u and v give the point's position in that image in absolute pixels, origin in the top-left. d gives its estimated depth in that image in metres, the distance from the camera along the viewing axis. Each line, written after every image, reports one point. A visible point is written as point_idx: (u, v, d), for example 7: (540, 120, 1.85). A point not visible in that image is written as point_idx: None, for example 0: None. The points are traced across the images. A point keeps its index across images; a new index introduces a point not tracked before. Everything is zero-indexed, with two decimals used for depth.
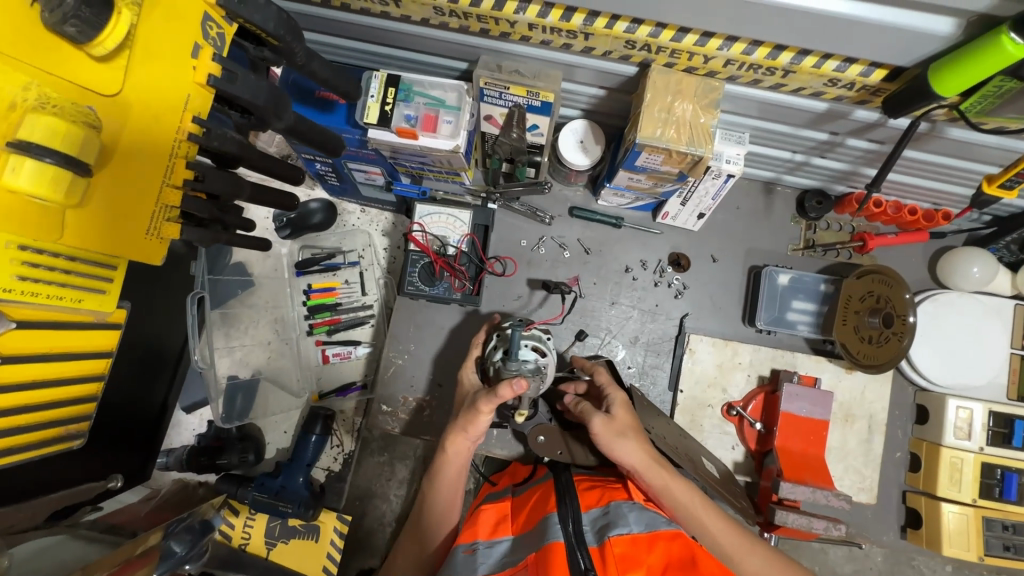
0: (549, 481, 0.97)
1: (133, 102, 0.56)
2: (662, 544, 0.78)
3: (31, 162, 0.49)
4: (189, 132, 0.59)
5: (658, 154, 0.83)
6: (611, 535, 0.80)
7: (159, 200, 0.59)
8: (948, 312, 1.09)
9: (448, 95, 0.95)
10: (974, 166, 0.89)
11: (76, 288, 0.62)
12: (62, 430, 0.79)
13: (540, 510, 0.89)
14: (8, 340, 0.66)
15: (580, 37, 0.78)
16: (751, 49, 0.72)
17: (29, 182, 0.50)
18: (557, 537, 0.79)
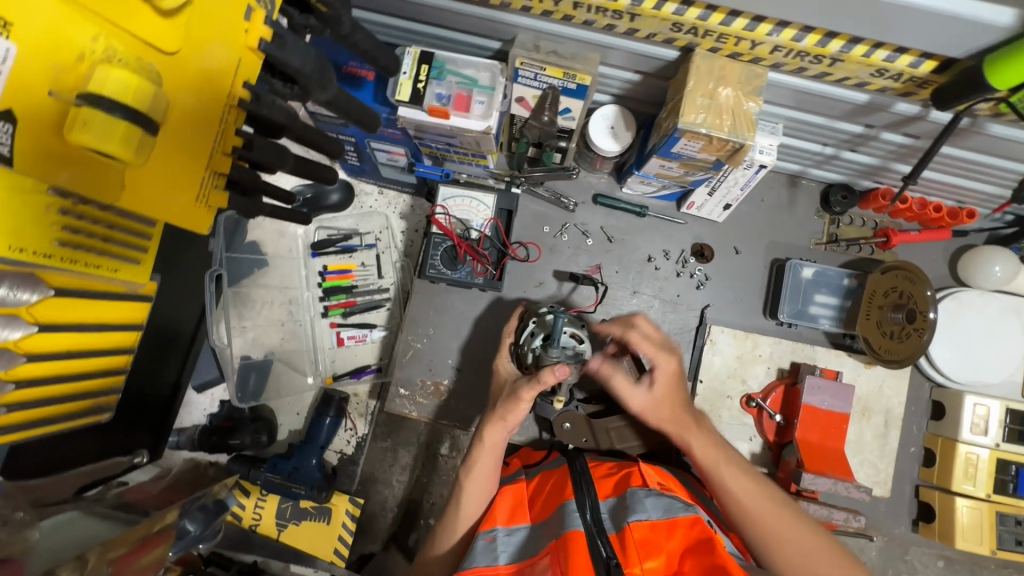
0: (563, 466, 0.96)
1: (190, 62, 0.54)
2: (683, 526, 0.77)
3: (101, 115, 0.46)
4: (240, 97, 0.57)
5: (698, 141, 0.82)
6: (631, 520, 0.79)
7: (209, 167, 0.58)
8: (969, 310, 1.10)
9: (481, 75, 0.94)
10: (1007, 163, 0.90)
11: (111, 257, 0.62)
12: (91, 403, 0.81)
13: (558, 497, 0.88)
14: (43, 308, 0.66)
15: (625, 18, 0.76)
16: (801, 35, 0.71)
17: (98, 138, 0.47)
18: (577, 525, 0.79)
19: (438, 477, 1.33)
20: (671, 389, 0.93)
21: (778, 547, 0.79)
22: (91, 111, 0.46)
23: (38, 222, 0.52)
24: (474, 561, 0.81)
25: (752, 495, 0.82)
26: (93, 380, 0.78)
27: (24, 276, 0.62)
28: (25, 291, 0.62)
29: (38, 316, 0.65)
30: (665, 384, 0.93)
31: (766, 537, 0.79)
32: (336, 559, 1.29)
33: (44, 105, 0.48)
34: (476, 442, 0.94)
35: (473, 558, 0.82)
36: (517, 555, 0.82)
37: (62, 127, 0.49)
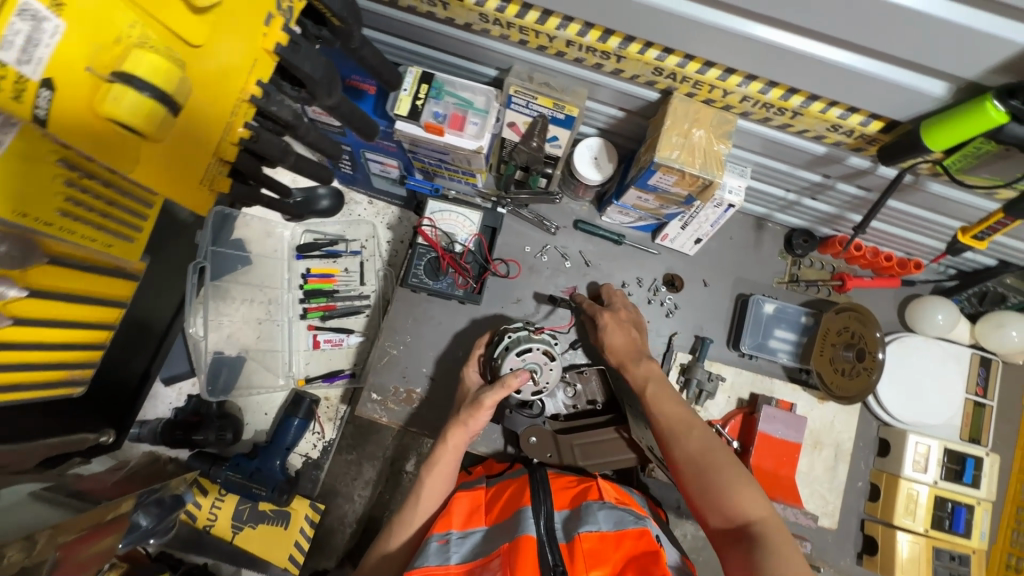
0: (522, 476, 0.97)
1: (212, 56, 0.57)
2: (629, 538, 0.79)
3: (133, 95, 0.49)
4: (250, 94, 0.62)
5: (671, 174, 0.88)
6: (581, 530, 0.81)
7: (215, 153, 0.62)
8: (913, 353, 1.18)
9: (477, 98, 1.00)
10: (946, 220, 0.99)
11: (110, 233, 0.65)
12: (65, 374, 0.85)
13: (515, 503, 0.89)
14: (36, 275, 0.71)
15: (613, 59, 0.84)
16: (767, 89, 0.79)
17: (128, 115, 0.50)
18: (529, 530, 0.81)
19: (399, 494, 1.38)
20: (622, 325, 1.09)
21: (695, 465, 0.85)
22: (124, 89, 0.49)
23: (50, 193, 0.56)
24: (425, 561, 0.81)
25: (669, 411, 0.93)
26: (72, 351, 0.83)
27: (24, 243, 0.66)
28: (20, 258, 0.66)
29: (30, 282, 0.70)
30: (614, 320, 1.09)
31: (680, 450, 0.87)
32: (291, 567, 1.27)
33: (79, 78, 0.49)
34: (439, 442, 0.96)
35: (424, 558, 0.81)
36: (470, 556, 0.82)
37: (96, 99, 0.50)
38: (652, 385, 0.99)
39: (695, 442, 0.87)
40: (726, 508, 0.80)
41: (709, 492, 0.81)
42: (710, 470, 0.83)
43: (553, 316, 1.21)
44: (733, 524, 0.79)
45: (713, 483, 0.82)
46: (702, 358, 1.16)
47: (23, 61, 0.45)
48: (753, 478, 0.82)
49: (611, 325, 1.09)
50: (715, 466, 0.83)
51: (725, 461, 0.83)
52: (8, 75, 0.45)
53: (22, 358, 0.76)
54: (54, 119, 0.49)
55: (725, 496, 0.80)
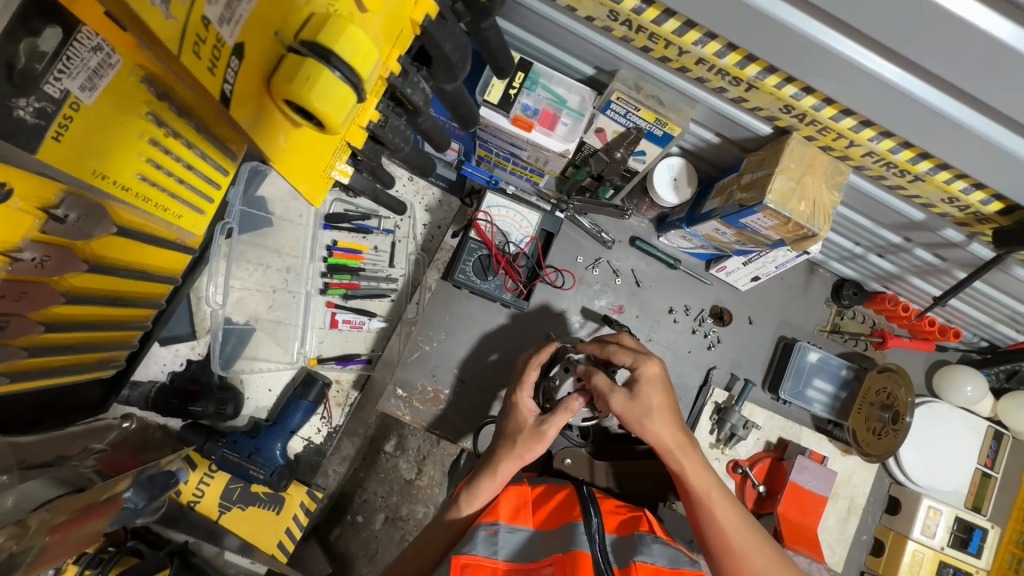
0: (570, 486, 0.90)
1: (386, 28, 0.49)
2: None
3: (331, 76, 0.43)
4: (392, 73, 0.52)
5: (774, 219, 0.83)
6: (636, 559, 0.76)
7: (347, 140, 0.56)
8: (939, 420, 1.20)
9: (571, 96, 0.92)
10: (1008, 300, 1.00)
11: (180, 203, 0.70)
12: (97, 355, 0.77)
13: (565, 515, 0.84)
14: (97, 246, 0.63)
15: (742, 87, 0.77)
16: (898, 149, 0.75)
17: (323, 103, 0.44)
18: (583, 546, 0.76)
19: (375, 475, 1.38)
20: (662, 399, 0.86)
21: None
22: (322, 68, 0.43)
23: (133, 149, 0.58)
24: (474, 549, 0.76)
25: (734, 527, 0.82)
26: (101, 332, 0.73)
27: (94, 209, 0.59)
28: (92, 225, 0.59)
29: (90, 254, 0.63)
30: (651, 394, 0.85)
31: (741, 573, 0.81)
32: (279, 553, 1.20)
33: (267, 44, 0.45)
34: (486, 471, 0.88)
35: (472, 545, 0.77)
36: (518, 555, 0.78)
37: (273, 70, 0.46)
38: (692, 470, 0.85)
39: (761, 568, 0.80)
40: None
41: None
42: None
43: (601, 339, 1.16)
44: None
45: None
46: (741, 401, 1.14)
47: (225, 22, 0.41)
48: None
49: (647, 402, 0.85)
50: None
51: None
52: (210, 35, 0.41)
53: (67, 337, 0.67)
54: (236, 91, 0.44)
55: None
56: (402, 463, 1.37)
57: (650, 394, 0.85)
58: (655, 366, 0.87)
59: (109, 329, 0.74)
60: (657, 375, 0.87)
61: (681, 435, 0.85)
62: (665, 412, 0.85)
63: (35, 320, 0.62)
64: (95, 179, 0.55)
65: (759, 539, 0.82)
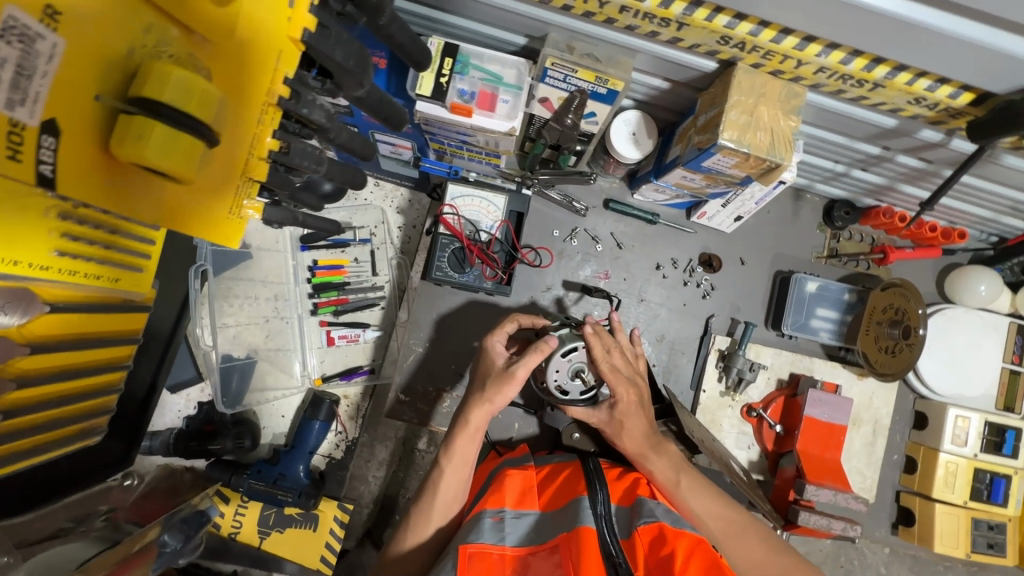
0: (575, 462, 0.93)
1: (245, 60, 0.52)
2: (688, 533, 0.74)
3: (162, 128, 0.44)
4: (279, 95, 0.55)
5: (733, 157, 0.80)
6: (640, 524, 0.77)
7: (244, 173, 0.56)
8: (954, 326, 1.15)
9: (507, 71, 0.89)
10: (1004, 190, 0.95)
11: (114, 268, 0.71)
12: (80, 426, 0.79)
13: (572, 492, 0.85)
14: (38, 324, 0.65)
15: (672, 27, 0.73)
16: (849, 59, 0.70)
17: (155, 156, 0.44)
18: (588, 522, 0.77)
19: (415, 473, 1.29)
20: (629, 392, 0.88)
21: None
22: (151, 120, 0.43)
23: (40, 229, 0.58)
24: (481, 537, 0.76)
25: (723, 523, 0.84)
26: (70, 406, 0.74)
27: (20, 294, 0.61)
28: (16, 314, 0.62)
29: (31, 333, 0.65)
30: (625, 414, 0.88)
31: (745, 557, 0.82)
32: (324, 566, 1.23)
33: (91, 110, 0.44)
34: (460, 421, 0.89)
35: (478, 534, 0.77)
36: (527, 539, 0.79)
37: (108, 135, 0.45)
38: (672, 473, 0.86)
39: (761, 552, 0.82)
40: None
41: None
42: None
43: (591, 310, 1.15)
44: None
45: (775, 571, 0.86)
46: (744, 344, 1.11)
47: (13, 104, 0.39)
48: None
49: (620, 417, 0.89)
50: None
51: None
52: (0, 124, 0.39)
53: (33, 417, 0.69)
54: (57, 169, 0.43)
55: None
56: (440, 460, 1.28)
57: (620, 407, 0.89)
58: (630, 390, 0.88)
59: (78, 402, 0.76)
60: (634, 400, 0.88)
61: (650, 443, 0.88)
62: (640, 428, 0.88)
63: None
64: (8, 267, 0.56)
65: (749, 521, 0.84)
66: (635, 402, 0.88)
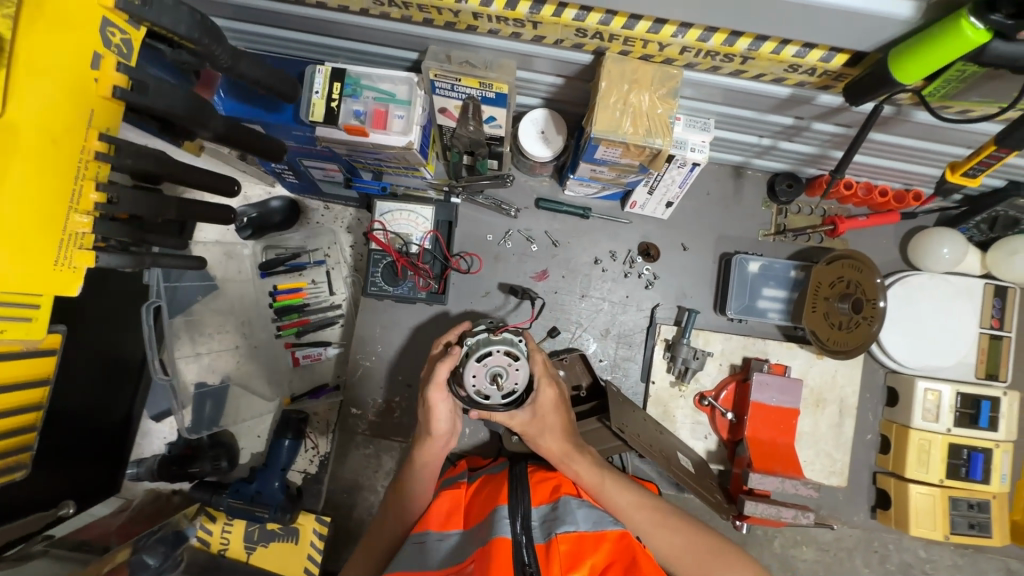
0: (503, 472, 0.92)
1: (29, 126, 0.50)
2: (609, 535, 0.75)
3: None
4: (96, 150, 0.56)
5: (616, 148, 0.79)
6: (558, 531, 0.76)
7: (65, 228, 0.55)
8: (918, 294, 1.08)
9: (399, 88, 0.91)
10: (936, 146, 0.89)
11: None
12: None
13: (492, 501, 0.84)
14: None
15: (529, 26, 0.73)
16: (707, 35, 0.68)
17: None
18: (504, 532, 0.74)
19: None
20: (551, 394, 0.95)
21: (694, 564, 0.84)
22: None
23: None
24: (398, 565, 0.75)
25: (647, 517, 0.88)
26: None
27: None
28: None
29: None
30: (548, 414, 0.94)
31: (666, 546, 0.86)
32: None
33: None
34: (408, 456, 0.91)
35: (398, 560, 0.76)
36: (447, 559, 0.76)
37: None
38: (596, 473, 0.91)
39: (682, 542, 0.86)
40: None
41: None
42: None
43: (530, 312, 1.15)
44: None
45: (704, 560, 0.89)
46: (687, 332, 1.08)
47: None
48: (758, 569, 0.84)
49: (544, 419, 0.94)
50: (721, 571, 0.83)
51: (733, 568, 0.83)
52: None
53: None
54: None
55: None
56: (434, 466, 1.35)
57: (544, 409, 0.94)
58: (553, 389, 0.95)
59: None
60: (554, 396, 0.95)
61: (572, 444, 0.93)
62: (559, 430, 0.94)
63: None
64: None
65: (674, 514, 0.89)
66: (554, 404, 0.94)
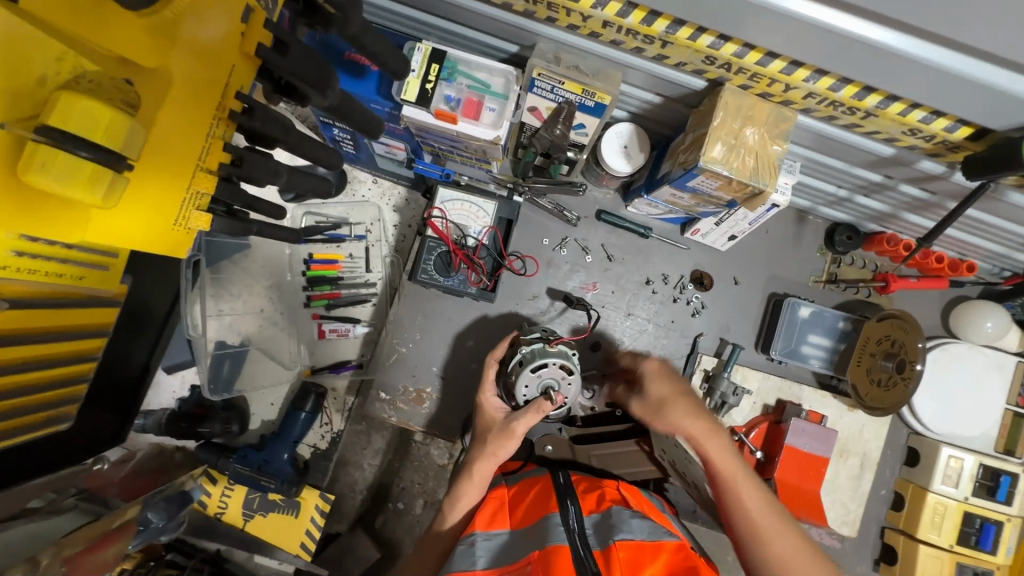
0: (545, 477, 0.92)
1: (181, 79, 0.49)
2: (668, 544, 0.77)
3: (65, 157, 0.42)
4: (231, 109, 0.55)
5: (716, 179, 0.78)
6: (616, 538, 0.77)
7: (192, 184, 0.54)
8: (956, 363, 1.11)
9: (495, 80, 0.88)
10: (1014, 226, 0.90)
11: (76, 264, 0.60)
12: (47, 415, 0.79)
13: (542, 508, 0.84)
14: None
15: (657, 44, 0.71)
16: (839, 86, 0.67)
17: (62, 186, 0.43)
18: (561, 539, 0.77)
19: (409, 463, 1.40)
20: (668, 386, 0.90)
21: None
22: (59, 151, 0.42)
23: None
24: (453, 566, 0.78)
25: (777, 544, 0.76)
26: (38, 395, 0.75)
27: None
28: None
29: None
30: (657, 386, 0.90)
31: (769, 562, 0.76)
32: (302, 553, 1.28)
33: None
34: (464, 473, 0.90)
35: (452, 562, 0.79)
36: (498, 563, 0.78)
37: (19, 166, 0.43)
38: (725, 463, 0.82)
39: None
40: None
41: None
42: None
43: (574, 322, 1.14)
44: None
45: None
46: (729, 365, 1.09)
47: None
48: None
49: (658, 395, 0.90)
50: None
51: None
52: None
53: None
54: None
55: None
56: (433, 449, 1.38)
57: (655, 385, 0.91)
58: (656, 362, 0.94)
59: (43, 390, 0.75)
60: (659, 368, 0.93)
61: (707, 425, 0.84)
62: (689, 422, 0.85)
63: None
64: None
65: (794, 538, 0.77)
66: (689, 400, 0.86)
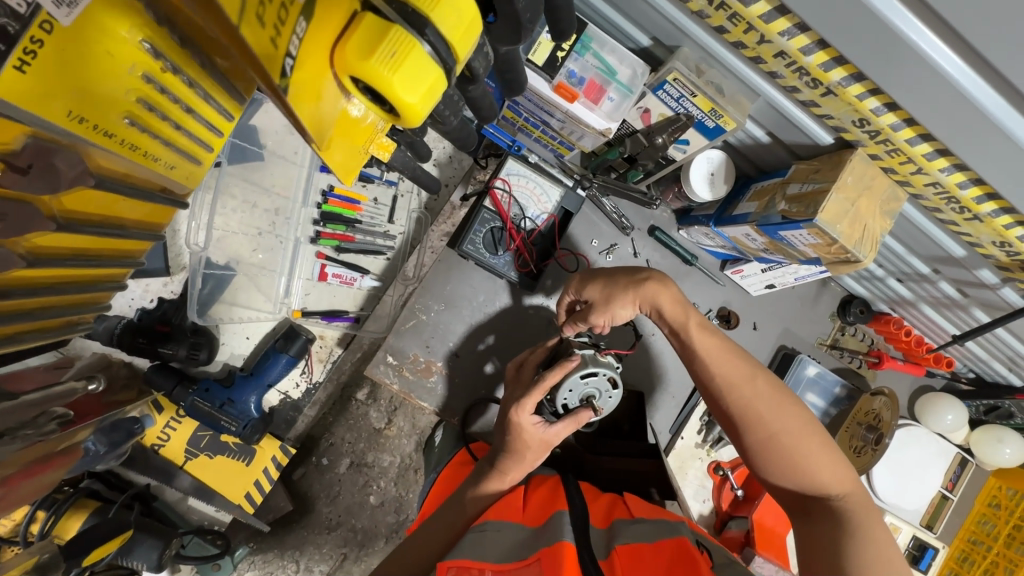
0: (555, 476, 0.91)
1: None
2: (668, 542, 0.73)
3: (426, 63, 0.42)
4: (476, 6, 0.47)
5: (818, 238, 0.78)
6: (617, 545, 0.75)
7: None
8: (916, 445, 1.22)
9: (623, 68, 0.82)
10: (1015, 342, 1.00)
11: (174, 151, 0.61)
12: (57, 322, 0.73)
13: (552, 507, 0.80)
14: (69, 201, 0.56)
15: (818, 90, 0.69)
16: (968, 185, 0.70)
17: (414, 94, 0.42)
18: (569, 538, 0.71)
19: (344, 420, 1.27)
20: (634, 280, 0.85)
21: (788, 467, 0.75)
22: (414, 41, 0.41)
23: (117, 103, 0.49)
24: (463, 551, 0.72)
25: (721, 365, 0.80)
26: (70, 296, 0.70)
27: (72, 160, 0.51)
28: (54, 189, 0.52)
29: (60, 208, 0.56)
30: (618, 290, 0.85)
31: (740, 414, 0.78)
32: (245, 504, 1.15)
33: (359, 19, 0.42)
34: (494, 469, 0.86)
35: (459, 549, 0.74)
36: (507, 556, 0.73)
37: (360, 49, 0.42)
38: (686, 316, 0.83)
39: (752, 399, 0.77)
40: (813, 489, 0.75)
41: (800, 481, 0.75)
42: (791, 450, 0.74)
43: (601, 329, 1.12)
44: (810, 497, 0.75)
45: (802, 469, 0.74)
46: None
47: None
48: (838, 449, 0.77)
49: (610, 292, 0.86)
50: (778, 427, 0.75)
51: (804, 430, 0.75)
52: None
53: (34, 299, 0.62)
54: (296, 64, 0.45)
55: (813, 477, 0.74)
56: (372, 411, 1.27)
57: (616, 287, 0.86)
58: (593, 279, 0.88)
59: (79, 292, 0.71)
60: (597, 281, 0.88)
61: (663, 292, 0.84)
62: (628, 299, 0.85)
63: (15, 254, 0.55)
64: (71, 122, 0.46)
65: (794, 403, 0.77)
66: (626, 270, 0.87)
